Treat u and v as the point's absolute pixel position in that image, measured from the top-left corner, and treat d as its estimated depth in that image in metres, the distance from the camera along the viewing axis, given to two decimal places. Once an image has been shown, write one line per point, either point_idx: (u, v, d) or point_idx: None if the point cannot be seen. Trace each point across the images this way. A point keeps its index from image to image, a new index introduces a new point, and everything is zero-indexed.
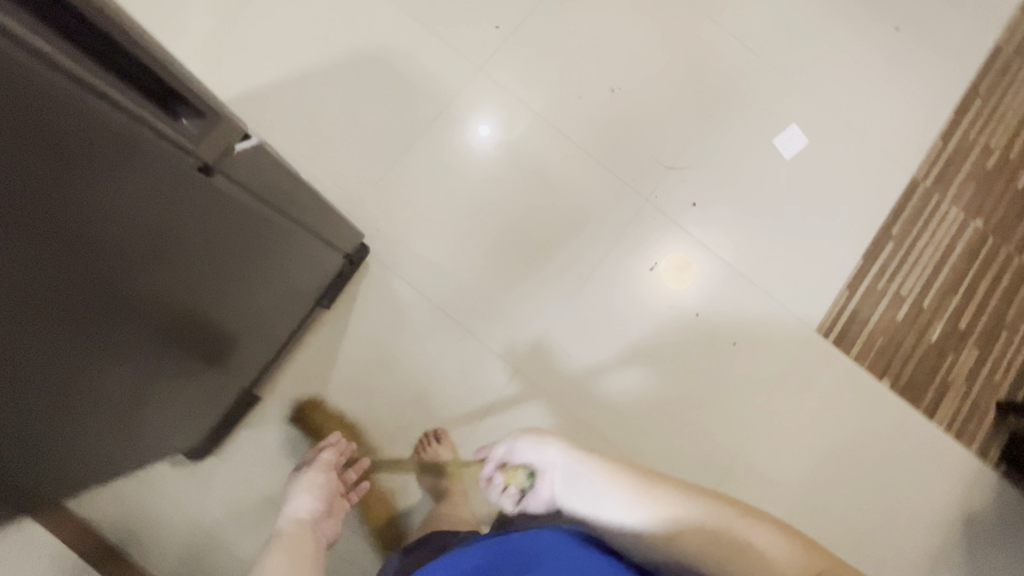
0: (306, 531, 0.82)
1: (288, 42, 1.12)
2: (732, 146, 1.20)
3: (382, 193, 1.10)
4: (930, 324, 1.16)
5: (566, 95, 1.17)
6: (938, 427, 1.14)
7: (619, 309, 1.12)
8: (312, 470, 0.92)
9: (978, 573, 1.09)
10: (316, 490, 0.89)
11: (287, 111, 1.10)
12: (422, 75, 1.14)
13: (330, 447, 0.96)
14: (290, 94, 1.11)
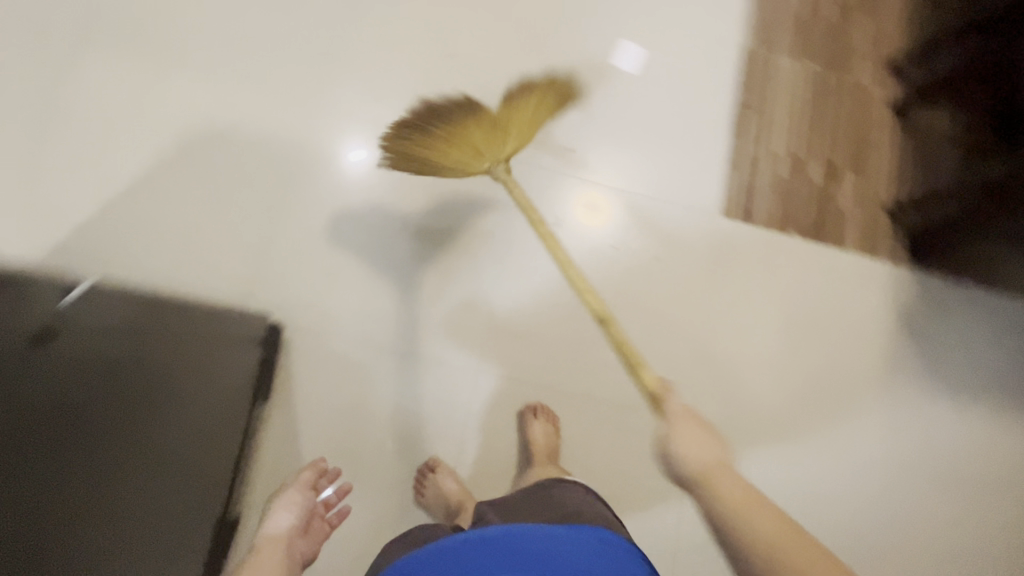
0: (279, 546, 0.77)
1: (110, 160, 1.05)
2: (580, 80, 1.22)
3: (272, 264, 1.06)
4: (809, 167, 1.25)
5: (409, 95, 1.17)
6: (852, 250, 1.23)
7: (542, 269, 1.15)
8: (288, 489, 0.88)
9: (930, 358, 1.22)
10: (291, 509, 0.84)
11: (140, 227, 1.04)
12: (266, 127, 1.12)
13: (311, 468, 0.93)
14: (135, 209, 1.04)
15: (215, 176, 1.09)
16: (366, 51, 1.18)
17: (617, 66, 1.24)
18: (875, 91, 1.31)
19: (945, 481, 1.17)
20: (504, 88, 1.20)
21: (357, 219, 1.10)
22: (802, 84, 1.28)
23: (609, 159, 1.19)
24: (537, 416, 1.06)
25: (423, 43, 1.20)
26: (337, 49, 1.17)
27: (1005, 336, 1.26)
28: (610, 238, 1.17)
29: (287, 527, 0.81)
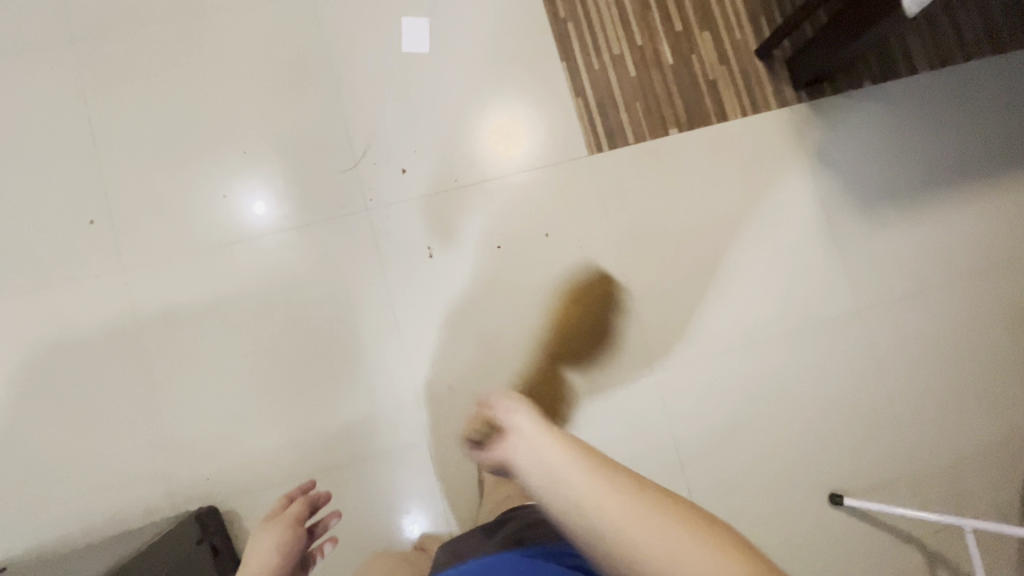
0: None
1: None
2: (379, 81, 1.05)
3: (174, 451, 0.97)
4: (657, 52, 1.10)
5: (212, 191, 1.00)
6: (738, 117, 1.11)
7: (441, 301, 1.03)
8: (268, 523, 0.82)
9: (864, 184, 1.12)
10: (273, 546, 0.77)
11: (27, 489, 0.95)
12: (85, 303, 0.97)
13: (300, 499, 0.88)
14: (12, 476, 0.95)
15: (65, 381, 0.96)
16: (142, 161, 1.00)
17: (411, 53, 1.06)
18: None
19: (931, 296, 1.10)
20: (306, 135, 1.02)
21: (233, 361, 1.00)
22: None
23: (452, 155, 1.05)
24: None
25: (195, 119, 1.01)
26: (109, 176, 0.99)
27: (935, 117, 1.14)
28: (493, 239, 1.04)
29: (269, 562, 0.75)
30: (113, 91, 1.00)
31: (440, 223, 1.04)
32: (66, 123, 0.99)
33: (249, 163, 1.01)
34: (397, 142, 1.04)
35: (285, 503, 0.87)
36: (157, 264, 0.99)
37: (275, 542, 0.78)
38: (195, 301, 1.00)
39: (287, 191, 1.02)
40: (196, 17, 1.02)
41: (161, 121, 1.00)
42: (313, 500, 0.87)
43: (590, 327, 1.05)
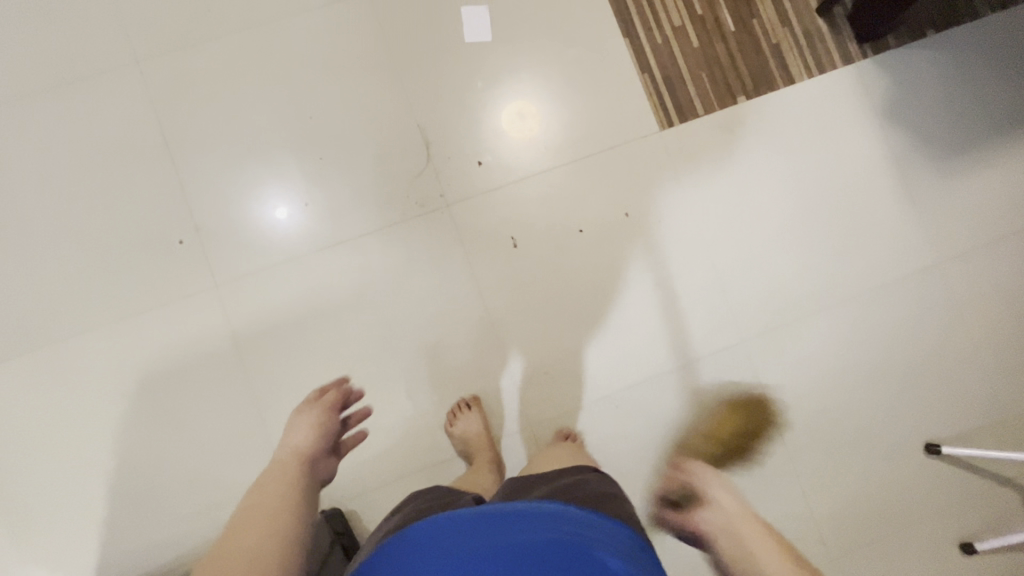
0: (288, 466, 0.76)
1: (71, 473, 0.95)
2: (444, 74, 1.04)
3: None
4: (717, 20, 1.09)
5: (293, 200, 1.00)
6: (805, 79, 1.10)
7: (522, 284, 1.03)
8: (304, 408, 0.87)
9: (934, 135, 1.11)
10: (308, 429, 0.82)
11: (145, 514, 0.95)
12: (183, 322, 0.97)
13: (335, 388, 0.91)
14: (128, 502, 0.95)
15: (171, 400, 0.97)
16: (219, 174, 0.99)
17: (474, 42, 1.05)
18: None
19: (1010, 242, 1.10)
20: (379, 136, 1.02)
21: (333, 368, 1.00)
22: None
23: (525, 142, 1.05)
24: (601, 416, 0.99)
25: (268, 130, 1.00)
26: (191, 193, 0.98)
27: (1000, 59, 1.12)
28: (573, 223, 1.05)
29: (304, 445, 0.79)
30: (185, 108, 0.99)
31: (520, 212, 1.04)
32: (143, 145, 0.98)
33: (326, 168, 1.00)
34: (470, 135, 1.03)
35: (322, 391, 0.91)
36: (248, 276, 0.99)
37: (310, 426, 0.83)
38: (289, 311, 1.00)
39: (367, 193, 1.01)
40: (257, 26, 1.01)
41: (235, 133, 1.00)
42: (346, 390, 0.91)
43: (699, 276, 1.06)
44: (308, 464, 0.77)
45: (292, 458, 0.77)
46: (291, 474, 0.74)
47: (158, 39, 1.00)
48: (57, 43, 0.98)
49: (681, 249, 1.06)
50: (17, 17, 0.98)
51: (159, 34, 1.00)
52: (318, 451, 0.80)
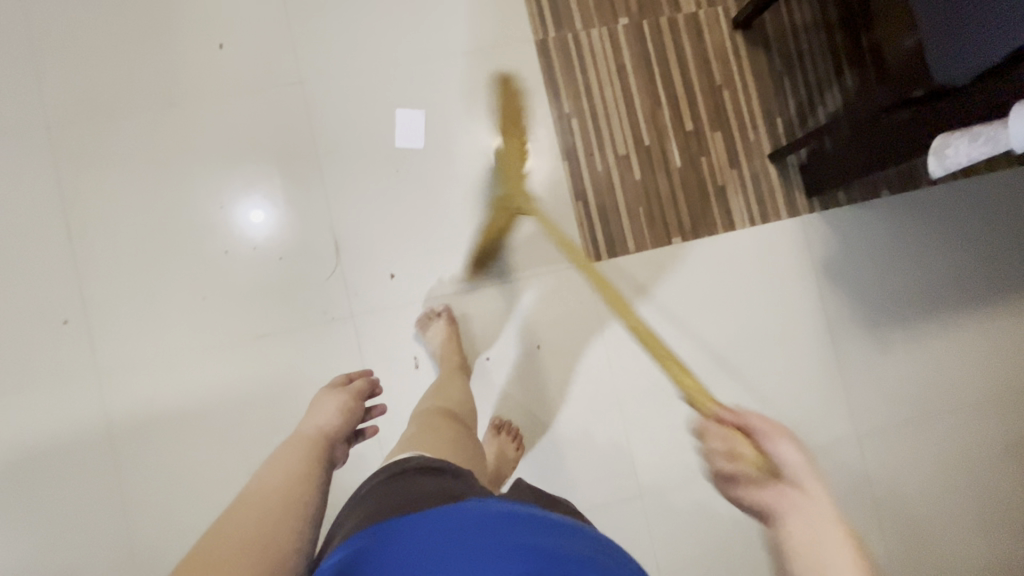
0: (309, 446, 0.74)
1: None
2: (370, 177, 1.00)
3: (135, 568, 0.91)
4: (665, 153, 1.05)
5: (191, 291, 0.96)
6: (747, 226, 1.06)
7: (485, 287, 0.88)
8: (333, 394, 0.84)
9: (870, 300, 1.07)
10: (335, 412, 0.80)
11: None
12: (53, 407, 0.92)
13: (363, 377, 0.90)
14: None
15: (31, 486, 0.91)
16: (118, 254, 0.95)
17: (405, 147, 1.01)
18: (709, 14, 1.07)
19: (927, 420, 1.07)
20: (293, 235, 0.98)
21: (203, 472, 0.94)
22: (624, 52, 1.06)
23: (444, 258, 1.01)
24: (499, 433, 0.97)
25: (176, 214, 0.96)
26: (84, 268, 0.94)
27: (951, 229, 1.08)
28: (482, 351, 1.01)
29: (327, 427, 0.78)
30: (89, 180, 0.95)
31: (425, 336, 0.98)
32: (39, 214, 0.94)
33: (232, 262, 0.97)
34: (388, 244, 1.00)
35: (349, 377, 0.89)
36: (130, 365, 0.94)
37: (340, 409, 0.81)
38: (169, 408, 0.94)
39: (271, 293, 0.97)
40: (180, 102, 0.97)
41: (140, 213, 0.95)
42: (375, 381, 0.89)
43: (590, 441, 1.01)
44: (329, 443, 0.76)
45: (317, 438, 0.75)
46: (311, 454, 0.72)
47: (68, 103, 0.94)
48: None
49: (574, 413, 1.01)
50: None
51: (73, 98, 0.95)
52: (341, 436, 0.78)
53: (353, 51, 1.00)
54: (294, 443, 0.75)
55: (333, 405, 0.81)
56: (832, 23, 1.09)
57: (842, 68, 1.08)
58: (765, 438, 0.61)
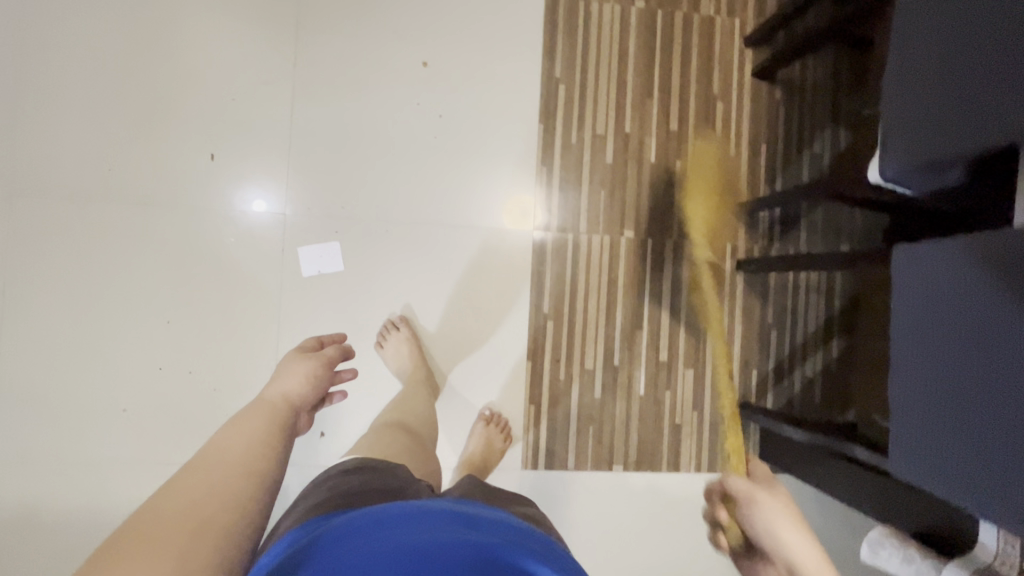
0: (273, 414, 0.68)
1: None
2: (329, 330, 0.97)
3: None
4: (632, 375, 1.02)
5: (115, 403, 0.92)
6: (691, 471, 1.03)
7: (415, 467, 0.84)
8: (300, 357, 0.78)
9: None
10: (304, 379, 0.75)
11: None
12: None
13: (334, 345, 0.83)
14: None
15: None
16: (50, 350, 0.91)
17: (375, 308, 0.98)
18: (716, 248, 1.05)
19: None
20: (232, 372, 0.94)
21: None
22: (620, 264, 1.02)
23: None
24: None
25: (121, 323, 0.93)
26: (9, 351, 0.90)
27: None
28: None
29: (294, 397, 0.72)
30: (44, 266, 0.92)
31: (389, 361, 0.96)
32: None
33: (165, 383, 0.93)
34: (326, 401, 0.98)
35: (319, 344, 0.83)
36: (30, 465, 0.90)
37: (307, 377, 0.75)
38: (59, 520, 0.90)
39: (194, 423, 0.93)
40: (157, 208, 0.94)
41: (85, 311, 0.92)
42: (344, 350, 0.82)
43: None
44: (291, 413, 0.70)
45: (281, 407, 0.70)
46: (273, 420, 0.67)
47: (47, 186, 0.93)
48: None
49: None
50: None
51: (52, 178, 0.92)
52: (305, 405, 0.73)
53: (346, 200, 0.97)
54: (253, 412, 0.68)
55: (298, 373, 0.76)
56: (835, 292, 1.06)
57: (831, 338, 1.06)
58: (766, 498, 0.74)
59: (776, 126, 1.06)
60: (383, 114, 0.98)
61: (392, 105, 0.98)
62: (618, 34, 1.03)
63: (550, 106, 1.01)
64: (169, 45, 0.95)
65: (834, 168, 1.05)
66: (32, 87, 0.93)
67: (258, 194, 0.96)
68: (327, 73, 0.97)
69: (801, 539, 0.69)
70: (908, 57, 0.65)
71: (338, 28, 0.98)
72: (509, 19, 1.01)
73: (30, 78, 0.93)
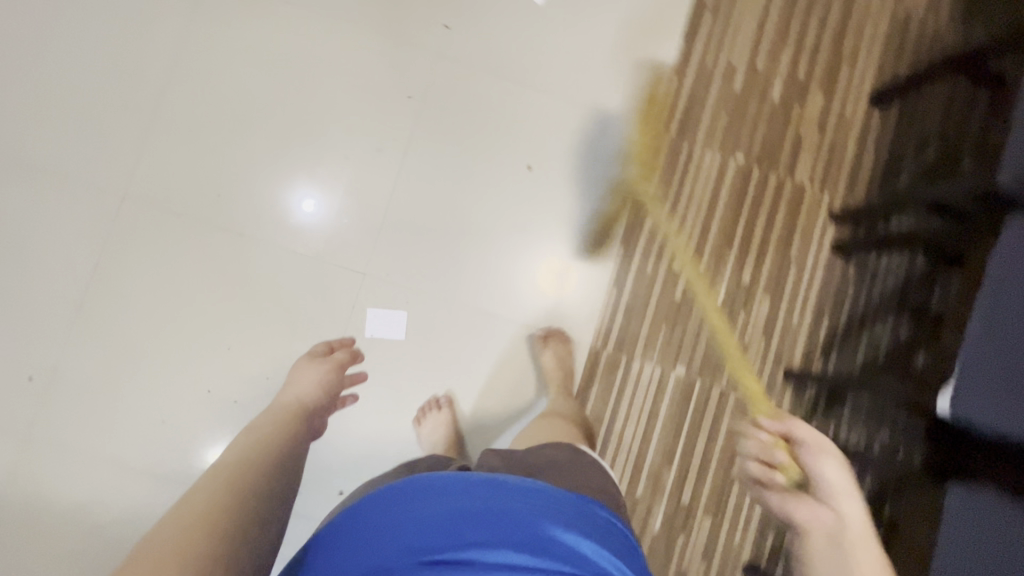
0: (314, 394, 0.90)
1: None
2: (375, 392, 0.99)
3: None
4: (650, 510, 1.02)
5: (152, 415, 0.94)
6: None
7: None
8: (312, 360, 0.94)
9: None
10: (313, 383, 0.90)
11: None
12: None
13: (345, 348, 0.98)
14: None
15: None
16: (113, 349, 0.94)
17: (423, 381, 1.00)
18: (760, 405, 1.06)
19: None
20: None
21: None
22: (664, 398, 1.04)
23: None
24: None
25: (185, 339, 0.96)
26: (76, 339, 0.94)
27: None
28: None
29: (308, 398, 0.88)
30: (132, 270, 0.96)
31: (427, 439, 0.97)
32: (66, 280, 0.95)
33: (205, 408, 0.95)
34: (351, 462, 0.98)
35: (330, 347, 0.97)
36: (58, 455, 0.92)
37: (316, 382, 0.90)
38: (69, 518, 0.91)
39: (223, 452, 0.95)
40: (248, 240, 0.99)
41: (155, 319, 0.96)
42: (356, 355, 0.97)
43: None
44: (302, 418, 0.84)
45: (296, 406, 0.86)
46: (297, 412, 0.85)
47: (156, 197, 0.98)
48: (65, 147, 0.97)
49: None
50: (53, 99, 0.98)
51: (164, 188, 0.98)
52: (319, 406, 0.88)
53: (422, 274, 1.02)
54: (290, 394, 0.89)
55: (310, 376, 0.91)
56: (863, 477, 1.03)
57: None
58: (808, 452, 0.63)
59: (843, 303, 1.09)
60: (469, 200, 1.04)
61: (478, 195, 1.04)
62: (713, 182, 1.08)
63: (634, 233, 1.06)
64: (303, 95, 1.02)
65: (891, 356, 1.08)
66: (171, 105, 1.00)
67: (306, 195, 1.01)
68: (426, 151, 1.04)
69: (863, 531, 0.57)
70: (994, 319, 0.73)
71: (459, 117, 1.05)
72: (616, 145, 1.07)
73: (173, 95, 1.00)
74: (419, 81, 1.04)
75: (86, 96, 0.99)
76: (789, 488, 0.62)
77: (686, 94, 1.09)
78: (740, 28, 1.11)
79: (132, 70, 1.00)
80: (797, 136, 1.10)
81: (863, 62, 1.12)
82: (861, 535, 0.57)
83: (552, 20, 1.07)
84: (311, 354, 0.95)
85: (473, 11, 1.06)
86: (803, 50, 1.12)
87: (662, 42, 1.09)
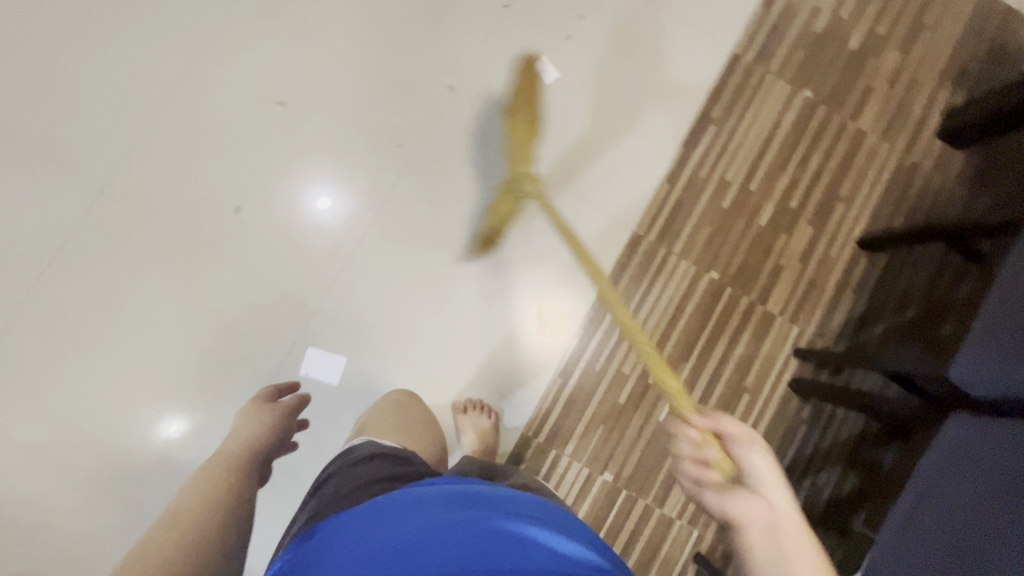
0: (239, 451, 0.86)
1: None
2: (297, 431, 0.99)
3: None
4: None
5: (120, 388, 0.96)
6: None
7: None
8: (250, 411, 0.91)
9: None
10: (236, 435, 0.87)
11: None
12: None
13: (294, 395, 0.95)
14: None
15: None
16: (58, 334, 0.96)
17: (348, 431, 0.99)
18: (682, 529, 1.02)
19: None
20: (235, 410, 0.98)
21: None
22: (586, 502, 1.01)
23: None
24: None
25: (137, 336, 0.97)
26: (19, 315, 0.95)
27: None
28: None
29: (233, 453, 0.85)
30: (96, 261, 0.98)
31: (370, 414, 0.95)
32: (30, 258, 0.96)
33: (170, 395, 0.97)
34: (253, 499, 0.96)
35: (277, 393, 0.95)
36: None
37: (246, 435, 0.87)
38: None
39: (176, 442, 0.96)
40: (211, 253, 1.00)
41: (100, 312, 0.97)
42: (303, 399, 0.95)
43: None
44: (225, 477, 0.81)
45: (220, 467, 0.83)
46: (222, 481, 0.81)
47: (136, 195, 1.00)
48: (58, 128, 0.99)
49: None
50: (56, 80, 1.00)
51: (143, 188, 1.00)
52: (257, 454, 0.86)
53: (372, 324, 1.02)
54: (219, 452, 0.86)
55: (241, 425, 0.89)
56: None
57: None
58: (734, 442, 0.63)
59: (790, 443, 1.05)
60: (437, 295, 1.03)
61: (448, 289, 1.04)
62: (682, 293, 1.06)
63: (591, 328, 1.04)
64: (298, 126, 1.04)
65: (829, 509, 1.04)
66: (168, 111, 1.02)
67: (325, 194, 1.03)
68: (420, 261, 1.04)
69: (798, 536, 0.56)
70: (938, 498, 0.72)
71: (445, 179, 1.05)
72: (593, 236, 1.07)
73: (173, 100, 1.02)
74: (413, 136, 1.06)
75: (91, 84, 1.01)
76: (723, 484, 0.62)
77: (674, 200, 1.08)
78: (743, 145, 1.10)
79: (139, 67, 1.02)
80: (777, 264, 1.09)
81: (859, 205, 1.11)
82: (785, 515, 0.58)
83: (557, 102, 1.08)
84: (256, 404, 0.92)
85: (481, 78, 1.07)
86: (801, 179, 1.11)
87: (661, 145, 1.09)
